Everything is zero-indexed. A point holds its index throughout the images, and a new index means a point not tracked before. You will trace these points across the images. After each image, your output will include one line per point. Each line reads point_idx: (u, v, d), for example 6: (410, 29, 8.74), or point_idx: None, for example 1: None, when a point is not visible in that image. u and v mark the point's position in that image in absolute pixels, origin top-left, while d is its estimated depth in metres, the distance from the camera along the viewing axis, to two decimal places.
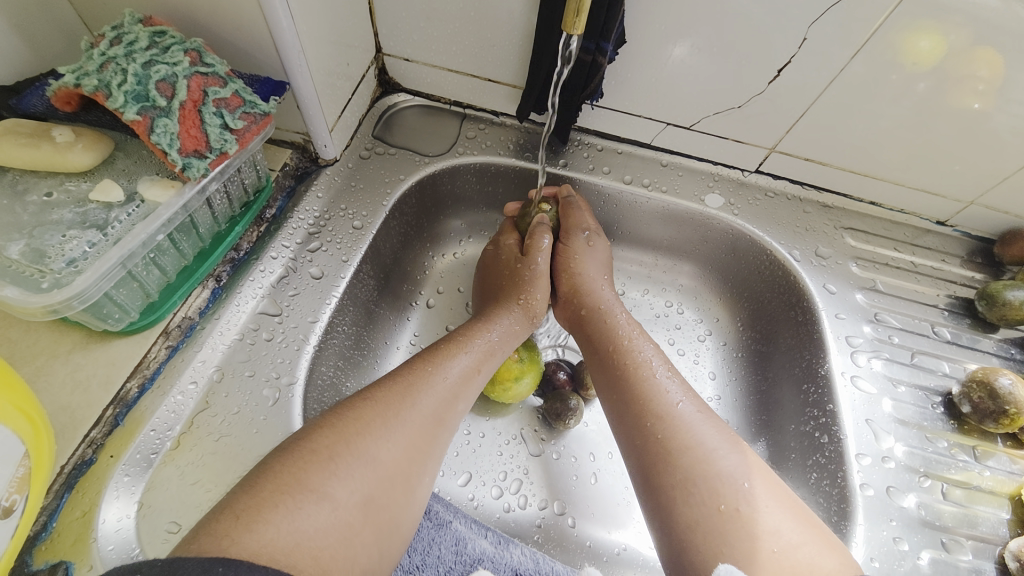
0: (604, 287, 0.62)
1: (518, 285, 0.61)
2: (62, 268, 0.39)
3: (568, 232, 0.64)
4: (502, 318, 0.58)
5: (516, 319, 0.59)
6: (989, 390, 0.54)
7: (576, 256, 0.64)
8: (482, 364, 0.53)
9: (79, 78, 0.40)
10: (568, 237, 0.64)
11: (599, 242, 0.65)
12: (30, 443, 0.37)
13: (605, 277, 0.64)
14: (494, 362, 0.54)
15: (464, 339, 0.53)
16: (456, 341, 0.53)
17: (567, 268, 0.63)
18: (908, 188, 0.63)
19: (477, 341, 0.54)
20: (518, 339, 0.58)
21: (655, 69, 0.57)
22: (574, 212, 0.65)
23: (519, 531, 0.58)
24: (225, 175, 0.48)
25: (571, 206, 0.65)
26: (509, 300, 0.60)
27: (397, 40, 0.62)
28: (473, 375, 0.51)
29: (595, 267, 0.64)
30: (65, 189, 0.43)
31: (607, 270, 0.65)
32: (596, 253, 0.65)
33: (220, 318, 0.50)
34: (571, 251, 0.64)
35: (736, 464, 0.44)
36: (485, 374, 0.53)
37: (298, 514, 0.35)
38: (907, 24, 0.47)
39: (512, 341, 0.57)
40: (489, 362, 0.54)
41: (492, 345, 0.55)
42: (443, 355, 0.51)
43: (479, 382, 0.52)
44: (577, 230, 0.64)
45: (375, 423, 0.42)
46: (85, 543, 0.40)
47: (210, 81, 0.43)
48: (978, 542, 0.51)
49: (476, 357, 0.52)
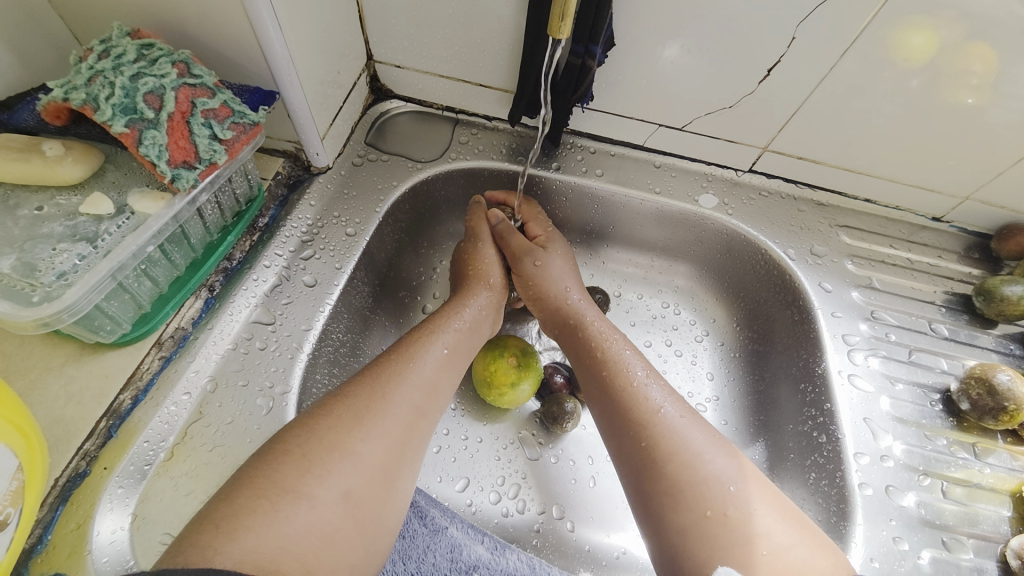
0: (569, 294, 0.61)
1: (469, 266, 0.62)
2: (53, 281, 0.39)
3: (517, 258, 0.62)
4: (472, 303, 0.58)
5: (484, 302, 0.59)
6: (988, 386, 0.53)
7: (534, 280, 0.61)
8: (452, 346, 0.53)
9: (68, 92, 0.40)
10: (518, 264, 0.62)
11: (550, 256, 0.62)
12: (23, 456, 0.37)
13: (570, 284, 0.62)
14: (466, 349, 0.55)
15: (433, 325, 0.53)
16: (427, 328, 0.53)
17: (529, 293, 0.62)
18: (903, 184, 0.62)
19: (446, 325, 0.54)
20: (485, 323, 0.58)
21: (646, 71, 0.57)
22: (512, 239, 0.62)
23: (517, 536, 0.58)
24: (215, 185, 0.48)
25: (507, 232, 0.63)
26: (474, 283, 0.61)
27: (388, 47, 0.62)
28: (448, 364, 0.51)
29: (555, 284, 0.61)
30: (57, 203, 0.43)
31: (571, 276, 0.63)
32: (550, 267, 0.62)
33: (214, 328, 0.50)
34: (525, 278, 0.62)
35: (726, 467, 0.44)
36: (460, 359, 0.53)
37: (278, 517, 0.35)
38: (898, 21, 0.47)
39: (481, 321, 0.58)
40: (461, 346, 0.54)
41: (462, 329, 0.55)
42: (417, 345, 0.50)
43: (455, 371, 0.52)
44: (523, 253, 0.62)
45: (351, 422, 0.42)
46: (79, 556, 0.40)
47: (198, 92, 0.43)
48: (980, 540, 0.51)
49: (447, 342, 0.52)
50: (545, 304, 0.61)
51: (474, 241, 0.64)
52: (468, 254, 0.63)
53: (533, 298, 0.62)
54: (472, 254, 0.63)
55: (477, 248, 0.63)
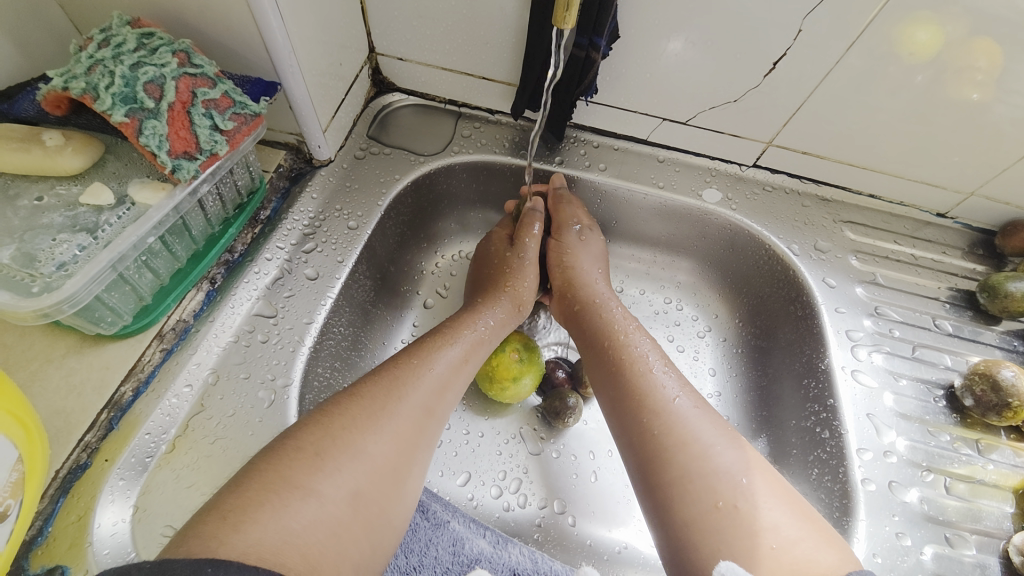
0: (598, 282, 0.62)
1: (504, 280, 0.61)
2: (53, 272, 0.39)
3: (562, 228, 0.64)
4: (494, 313, 0.58)
5: (504, 311, 0.59)
6: (992, 382, 0.53)
7: (570, 251, 0.64)
8: (470, 355, 0.52)
9: (68, 81, 0.40)
10: (563, 234, 0.64)
11: (592, 236, 0.65)
12: (23, 448, 0.36)
13: (599, 273, 0.63)
14: (481, 356, 0.54)
15: (451, 332, 0.53)
16: (444, 334, 0.53)
17: (561, 263, 0.63)
18: (907, 179, 0.62)
19: (465, 332, 0.54)
20: (503, 332, 0.58)
21: (650, 64, 0.57)
22: (565, 206, 0.65)
23: (518, 530, 0.58)
24: (216, 176, 0.47)
25: (562, 198, 0.65)
26: (498, 293, 0.60)
27: (390, 40, 0.61)
28: (461, 367, 0.51)
29: (587, 264, 0.63)
30: (56, 193, 0.42)
31: (602, 263, 0.65)
32: (590, 247, 0.65)
33: (215, 320, 0.50)
34: (563, 247, 0.64)
35: (734, 460, 0.44)
36: (474, 366, 0.53)
37: (285, 512, 0.35)
38: (904, 15, 0.46)
39: (498, 331, 0.57)
40: (477, 353, 0.53)
41: (481, 335, 0.55)
42: (432, 347, 0.50)
43: (468, 372, 0.52)
44: (571, 222, 0.64)
45: (362, 417, 0.42)
46: (80, 548, 0.39)
47: (199, 82, 0.43)
48: (983, 537, 0.51)
49: (465, 350, 0.52)
50: (572, 294, 0.61)
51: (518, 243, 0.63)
52: (507, 263, 0.62)
53: (563, 279, 0.63)
54: (511, 265, 0.62)
55: (520, 265, 0.62)
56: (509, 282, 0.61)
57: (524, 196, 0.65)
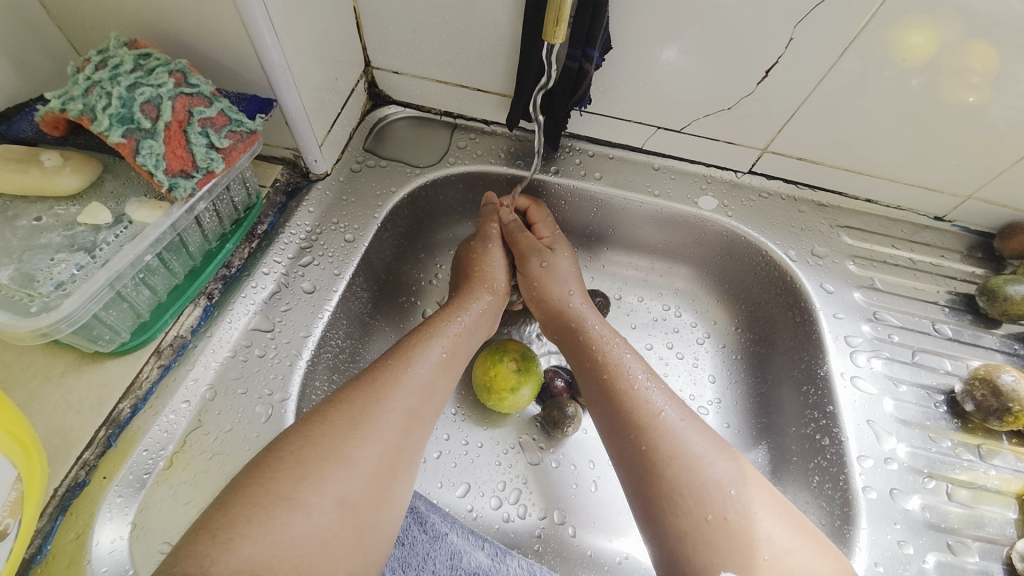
0: (573, 297, 0.61)
1: (474, 269, 0.62)
2: (51, 292, 0.39)
3: (523, 258, 0.63)
4: (472, 306, 0.58)
5: (483, 305, 0.59)
6: (992, 387, 0.53)
7: (538, 281, 0.62)
8: (450, 350, 0.52)
9: (65, 103, 0.40)
10: (524, 263, 0.63)
11: (556, 256, 0.63)
12: (22, 466, 0.37)
13: (574, 287, 0.62)
14: (461, 351, 0.54)
15: (429, 330, 0.53)
16: (422, 333, 0.52)
17: (532, 293, 0.62)
18: (903, 183, 0.62)
19: (443, 330, 0.54)
20: (484, 324, 0.59)
21: (643, 73, 0.57)
22: (520, 238, 0.63)
23: (518, 542, 0.58)
24: (213, 193, 0.48)
25: (515, 231, 0.64)
26: (472, 284, 0.60)
27: (385, 54, 0.62)
28: (444, 367, 0.51)
29: (558, 285, 0.62)
30: (55, 213, 0.43)
31: (576, 279, 0.63)
32: (556, 268, 0.63)
33: (213, 336, 0.50)
34: (531, 278, 0.62)
35: (726, 471, 0.44)
36: (456, 362, 0.53)
37: (272, 524, 0.36)
38: (897, 20, 0.46)
39: (478, 324, 0.57)
40: (459, 349, 0.54)
41: (461, 332, 0.55)
42: (413, 349, 0.50)
43: (450, 372, 0.52)
44: (530, 252, 0.62)
45: (345, 426, 0.42)
46: (79, 565, 0.40)
47: (195, 101, 0.43)
48: (986, 543, 0.50)
49: (444, 346, 0.52)
50: (551, 313, 0.61)
51: (482, 243, 0.63)
52: (473, 253, 0.63)
53: (540, 308, 0.62)
54: (476, 253, 0.63)
55: (485, 250, 0.63)
56: (477, 268, 0.62)
57: (487, 200, 0.66)
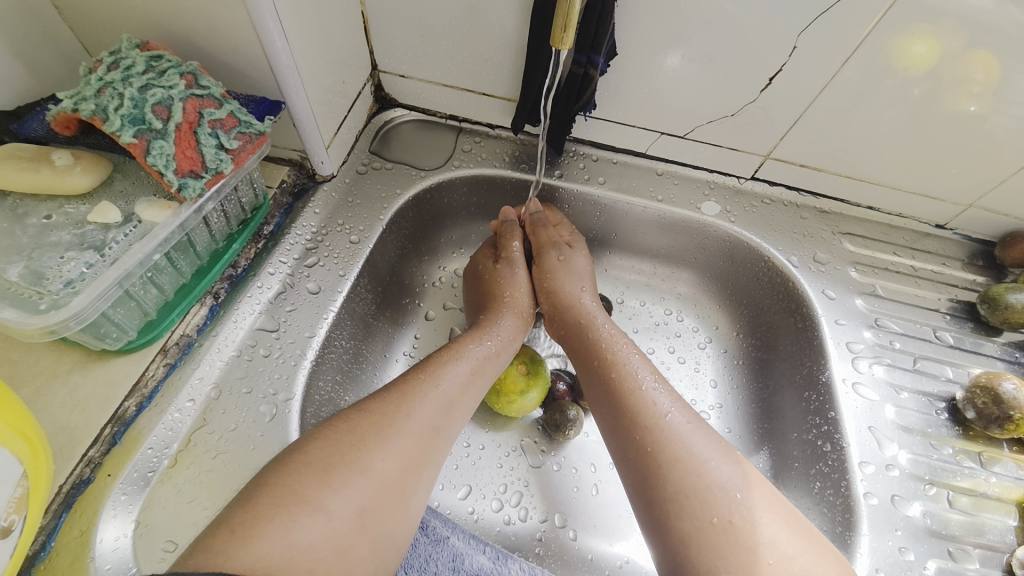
0: (583, 297, 0.62)
1: (499, 292, 0.62)
2: (60, 289, 0.39)
3: (541, 250, 0.64)
4: (501, 329, 0.58)
5: (510, 327, 0.59)
6: (993, 395, 0.53)
7: (552, 274, 0.63)
8: (479, 371, 0.53)
9: (77, 103, 0.41)
10: (541, 256, 0.64)
11: (574, 253, 0.64)
12: (28, 463, 0.37)
13: (586, 286, 0.63)
14: (490, 372, 0.54)
15: (458, 348, 0.53)
16: (450, 350, 0.53)
17: (544, 285, 0.63)
18: (905, 191, 0.62)
19: (470, 348, 0.54)
20: (514, 346, 0.59)
21: (648, 79, 0.57)
22: (541, 231, 0.64)
23: (518, 544, 0.58)
24: (221, 194, 0.48)
25: (538, 224, 0.65)
26: (499, 307, 0.61)
27: (392, 57, 0.62)
28: (470, 383, 0.51)
29: (572, 280, 0.63)
30: (65, 212, 0.43)
31: (589, 279, 0.64)
32: (573, 265, 0.64)
33: (218, 335, 0.51)
34: (545, 271, 0.63)
35: (730, 475, 0.44)
36: (484, 381, 0.53)
37: (292, 527, 0.36)
38: (900, 29, 0.47)
39: (507, 346, 0.58)
40: (485, 369, 0.54)
41: (490, 353, 0.55)
42: (441, 364, 0.51)
43: (477, 389, 0.52)
44: (550, 245, 0.64)
45: (371, 436, 0.42)
46: (83, 562, 0.40)
47: (205, 103, 0.44)
48: (986, 550, 0.50)
49: (472, 365, 0.52)
50: (560, 315, 0.61)
51: (505, 264, 0.64)
52: (495, 274, 0.64)
53: (549, 303, 0.63)
54: (499, 276, 0.63)
55: (510, 275, 0.63)
56: (504, 294, 0.62)
57: (503, 217, 0.66)
